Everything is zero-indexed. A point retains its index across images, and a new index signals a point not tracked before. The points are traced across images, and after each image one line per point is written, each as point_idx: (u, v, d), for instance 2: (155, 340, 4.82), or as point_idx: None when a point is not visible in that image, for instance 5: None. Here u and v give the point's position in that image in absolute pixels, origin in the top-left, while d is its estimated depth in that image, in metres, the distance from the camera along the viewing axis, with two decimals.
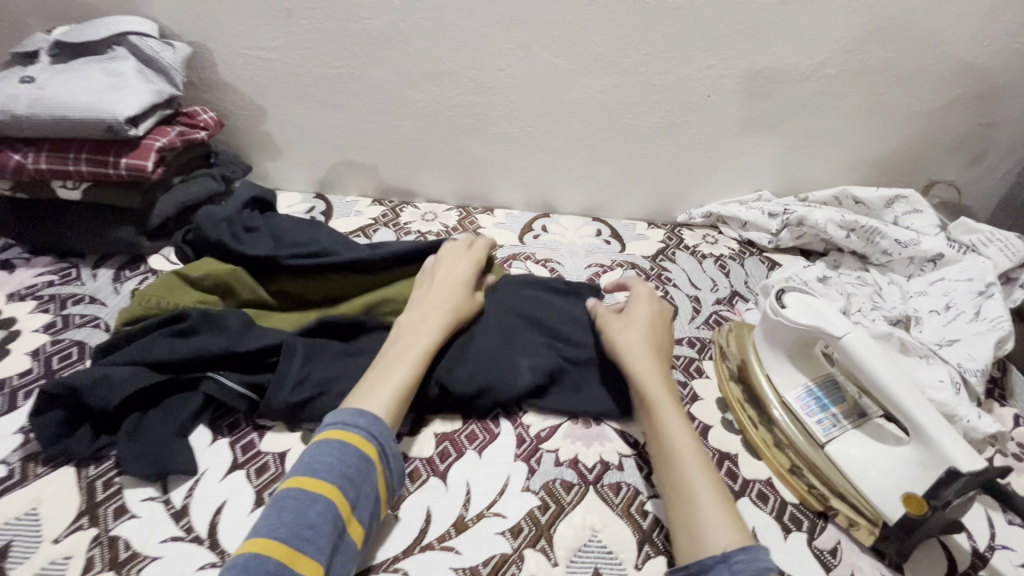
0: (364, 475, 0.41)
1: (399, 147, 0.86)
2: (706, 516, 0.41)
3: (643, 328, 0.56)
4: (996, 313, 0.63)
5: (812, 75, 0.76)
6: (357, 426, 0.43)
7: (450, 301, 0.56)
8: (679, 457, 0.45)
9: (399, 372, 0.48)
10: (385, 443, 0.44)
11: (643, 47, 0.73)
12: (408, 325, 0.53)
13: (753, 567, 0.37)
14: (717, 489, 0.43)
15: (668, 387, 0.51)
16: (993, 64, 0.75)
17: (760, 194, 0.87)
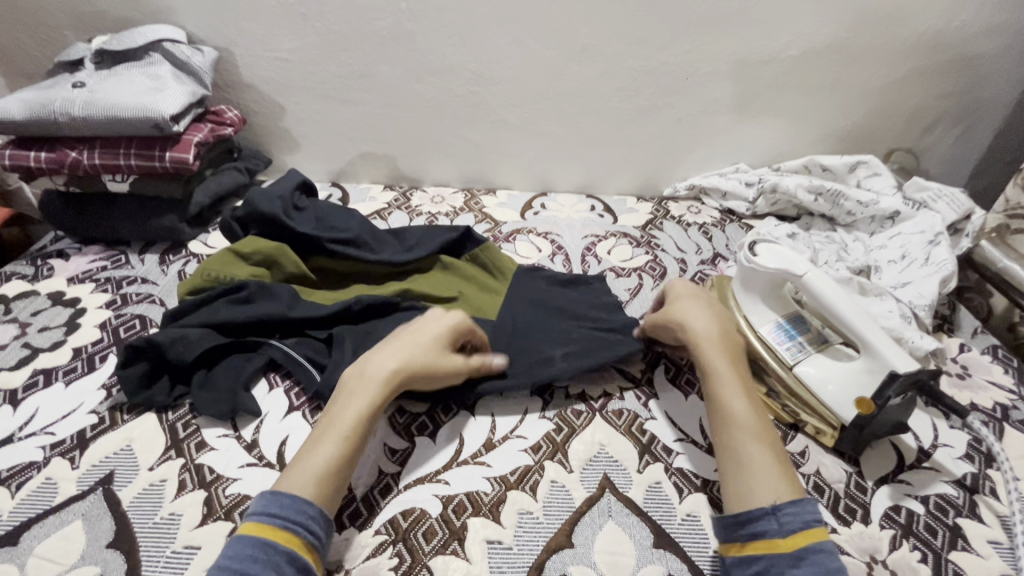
0: (260, 560, 0.39)
1: (407, 137, 0.93)
2: (759, 478, 0.45)
3: (712, 313, 0.58)
4: (942, 258, 0.73)
5: (779, 57, 0.84)
6: (251, 514, 0.42)
7: (397, 353, 0.52)
8: (737, 426, 0.48)
9: (326, 443, 0.46)
10: (290, 516, 0.42)
11: (626, 37, 0.81)
12: (347, 387, 0.50)
13: (799, 519, 0.42)
14: (768, 453, 0.47)
15: (731, 360, 0.54)
16: (938, 41, 0.83)
17: (737, 166, 0.96)
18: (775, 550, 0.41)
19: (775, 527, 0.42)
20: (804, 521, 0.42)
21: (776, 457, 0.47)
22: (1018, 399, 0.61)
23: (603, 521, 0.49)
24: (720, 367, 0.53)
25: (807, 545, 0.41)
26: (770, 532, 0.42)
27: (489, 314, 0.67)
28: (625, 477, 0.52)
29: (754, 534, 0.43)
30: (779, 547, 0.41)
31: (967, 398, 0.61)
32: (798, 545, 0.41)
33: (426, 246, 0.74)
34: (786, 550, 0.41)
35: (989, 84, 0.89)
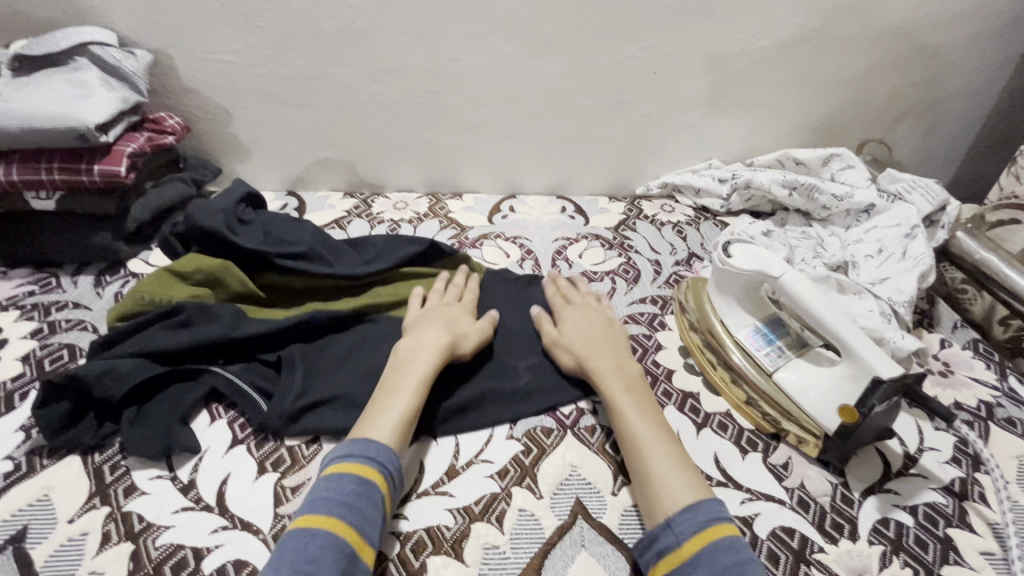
0: (364, 498, 0.42)
1: (366, 141, 0.89)
2: (665, 488, 0.44)
3: (600, 334, 0.58)
4: (920, 252, 0.71)
5: (747, 49, 0.82)
6: (350, 455, 0.44)
7: (450, 328, 0.57)
8: (639, 441, 0.48)
9: (399, 397, 0.49)
10: (384, 462, 0.45)
11: (590, 31, 0.78)
12: (402, 354, 0.53)
13: (691, 524, 0.41)
14: (673, 461, 0.46)
15: (627, 378, 0.53)
16: (907, 29, 0.82)
17: (710, 162, 0.93)
18: (675, 563, 0.40)
19: (673, 540, 0.41)
20: (697, 525, 0.41)
21: (682, 462, 0.46)
22: (1002, 396, 0.59)
23: (575, 552, 0.45)
24: (613, 388, 0.52)
25: (703, 548, 0.40)
26: (668, 545, 0.41)
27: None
28: (599, 501, 0.48)
29: (659, 552, 0.42)
30: (682, 556, 0.40)
31: (951, 397, 0.59)
32: (693, 550, 0.40)
33: (384, 259, 0.70)
34: (684, 558, 0.40)
35: (957, 72, 0.88)
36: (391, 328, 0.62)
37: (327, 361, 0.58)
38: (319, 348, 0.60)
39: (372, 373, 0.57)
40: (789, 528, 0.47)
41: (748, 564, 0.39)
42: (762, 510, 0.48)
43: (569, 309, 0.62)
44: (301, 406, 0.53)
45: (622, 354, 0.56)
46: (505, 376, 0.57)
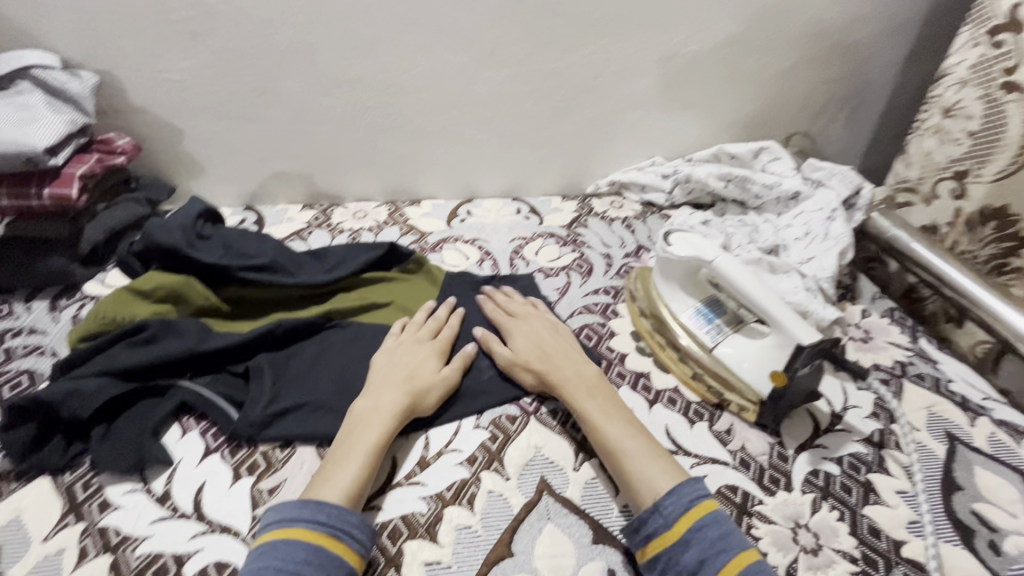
0: (313, 565, 0.41)
1: (321, 153, 0.90)
2: (643, 477, 0.48)
3: (556, 341, 0.61)
4: (839, 232, 0.78)
5: (678, 53, 0.88)
6: (299, 519, 0.44)
7: (407, 386, 0.54)
8: (609, 439, 0.51)
9: (352, 462, 0.48)
10: (337, 524, 0.44)
11: (532, 40, 0.83)
12: (359, 416, 0.52)
13: (679, 506, 0.46)
14: (647, 450, 0.50)
15: (586, 381, 0.56)
16: (820, 31, 0.89)
17: (653, 159, 0.99)
18: (667, 545, 0.44)
19: (662, 522, 0.45)
20: (683, 507, 0.46)
21: (655, 449, 0.51)
22: (914, 355, 0.67)
23: (542, 525, 0.48)
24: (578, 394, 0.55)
25: (692, 526, 0.45)
26: (658, 527, 0.45)
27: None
28: (562, 478, 0.52)
29: (648, 535, 0.45)
30: (671, 537, 0.44)
31: (870, 359, 0.66)
32: (683, 530, 0.45)
33: (348, 265, 0.73)
34: (675, 539, 0.44)
35: (868, 69, 0.96)
36: (359, 333, 0.65)
37: (295, 368, 0.60)
38: (286, 356, 0.61)
39: (341, 377, 0.59)
40: (733, 486, 0.52)
41: (731, 535, 0.44)
42: (708, 473, 0.53)
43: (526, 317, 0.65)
44: (272, 412, 0.55)
45: (585, 360, 0.59)
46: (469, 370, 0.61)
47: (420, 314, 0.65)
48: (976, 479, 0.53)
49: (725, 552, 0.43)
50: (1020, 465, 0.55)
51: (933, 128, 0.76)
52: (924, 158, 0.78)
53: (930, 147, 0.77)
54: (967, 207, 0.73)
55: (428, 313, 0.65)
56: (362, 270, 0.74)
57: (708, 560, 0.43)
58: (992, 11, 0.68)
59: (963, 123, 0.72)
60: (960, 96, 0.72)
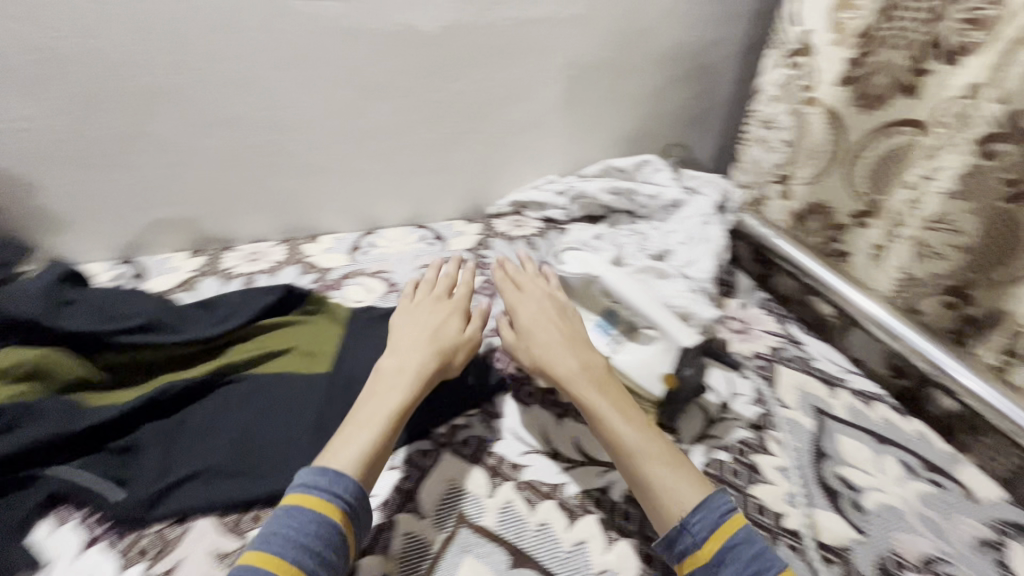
0: (324, 540, 0.43)
1: (205, 196, 0.85)
2: (665, 490, 0.48)
3: (559, 331, 0.60)
4: (715, 234, 0.87)
5: (559, 78, 0.93)
6: (315, 488, 0.46)
7: (435, 347, 0.58)
8: (627, 446, 0.51)
9: (367, 428, 0.50)
10: (352, 500, 0.46)
11: (417, 71, 0.84)
12: (384, 377, 0.55)
13: (708, 523, 0.46)
14: (665, 458, 0.50)
15: (597, 380, 0.56)
16: (681, 54, 0.99)
17: (547, 177, 1.04)
18: (699, 564, 0.45)
19: (691, 542, 0.46)
20: (712, 524, 0.46)
21: (672, 457, 0.51)
22: (785, 340, 0.75)
23: (460, 559, 0.49)
24: (589, 396, 0.54)
25: (723, 545, 0.45)
26: (690, 547, 0.46)
27: (322, 371, 0.66)
28: (478, 507, 0.53)
29: (681, 552, 0.46)
30: (703, 557, 0.45)
31: (750, 349, 0.73)
32: (715, 549, 0.45)
33: (241, 315, 0.69)
34: (707, 559, 0.45)
35: (727, 85, 1.07)
36: (258, 387, 0.62)
37: (189, 435, 0.56)
38: (177, 423, 0.57)
39: (242, 438, 0.56)
40: None
41: (765, 556, 0.45)
42: (616, 478, 0.56)
43: (521, 298, 0.65)
44: (163, 487, 0.51)
45: (588, 351, 0.59)
46: None
47: (429, 273, 0.69)
48: (839, 446, 0.61)
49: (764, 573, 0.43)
50: (872, 428, 0.63)
51: (756, 138, 0.92)
52: (756, 165, 0.93)
53: (754, 154, 0.93)
54: (794, 205, 0.88)
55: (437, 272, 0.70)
56: (259, 319, 0.70)
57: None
58: (786, 38, 0.84)
59: (778, 133, 0.87)
60: (775, 111, 0.87)
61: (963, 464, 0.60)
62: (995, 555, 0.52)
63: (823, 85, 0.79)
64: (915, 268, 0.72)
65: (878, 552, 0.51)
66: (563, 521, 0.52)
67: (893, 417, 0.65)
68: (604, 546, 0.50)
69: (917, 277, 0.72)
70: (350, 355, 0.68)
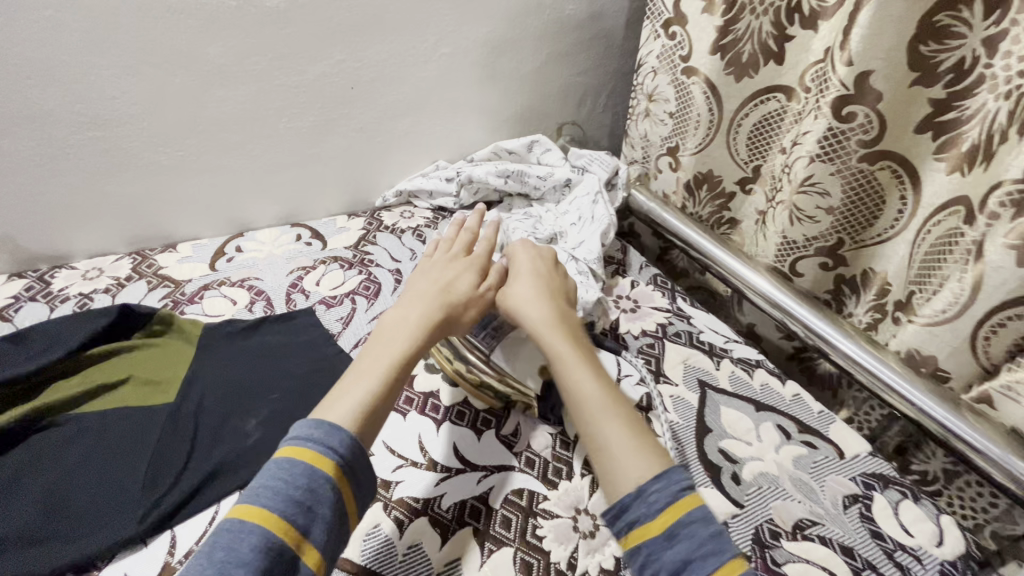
0: (316, 496, 0.39)
1: (19, 208, 0.73)
2: (619, 455, 0.47)
3: (548, 292, 0.59)
4: (603, 213, 0.84)
5: (433, 57, 0.87)
6: (310, 441, 0.41)
7: (443, 300, 0.56)
8: (590, 403, 0.50)
9: (361, 383, 0.47)
10: (347, 453, 0.42)
11: (266, 53, 0.75)
12: (388, 330, 0.53)
13: (665, 495, 0.43)
14: (627, 425, 0.49)
15: (577, 342, 0.55)
16: (561, 28, 0.95)
17: (436, 164, 0.98)
18: (649, 534, 0.42)
19: (646, 511, 0.43)
20: (670, 496, 0.43)
21: (636, 429, 0.49)
22: (673, 315, 0.75)
23: None
24: (563, 349, 0.54)
25: (678, 519, 0.42)
26: (642, 516, 0.43)
27: (163, 402, 0.57)
28: None
29: (630, 522, 0.43)
30: (654, 526, 0.42)
31: (639, 328, 0.72)
32: (668, 523, 0.42)
33: (60, 347, 0.59)
34: (660, 530, 0.42)
35: (614, 59, 1.04)
36: (78, 430, 0.53)
37: None
38: None
39: (53, 495, 0.48)
40: (519, 489, 0.52)
41: (719, 537, 0.42)
42: (495, 482, 0.53)
43: (519, 250, 0.64)
44: None
45: (566, 316, 0.58)
46: (231, 439, 0.55)
47: (449, 234, 0.66)
48: (721, 419, 0.61)
49: (713, 555, 0.40)
50: (753, 395, 0.64)
51: (643, 112, 0.88)
52: (645, 138, 0.90)
53: (645, 128, 0.90)
54: (683, 175, 0.86)
55: (456, 228, 0.67)
56: (85, 349, 0.60)
57: (693, 558, 0.40)
58: (662, 7, 0.78)
59: (663, 105, 0.84)
60: (656, 83, 0.83)
61: (835, 423, 0.61)
62: (861, 509, 0.53)
63: (698, 55, 0.75)
64: (790, 231, 0.73)
65: (755, 523, 0.51)
66: (436, 540, 0.48)
67: (772, 382, 0.66)
68: (480, 561, 0.47)
69: (796, 239, 0.73)
70: (199, 379, 0.60)
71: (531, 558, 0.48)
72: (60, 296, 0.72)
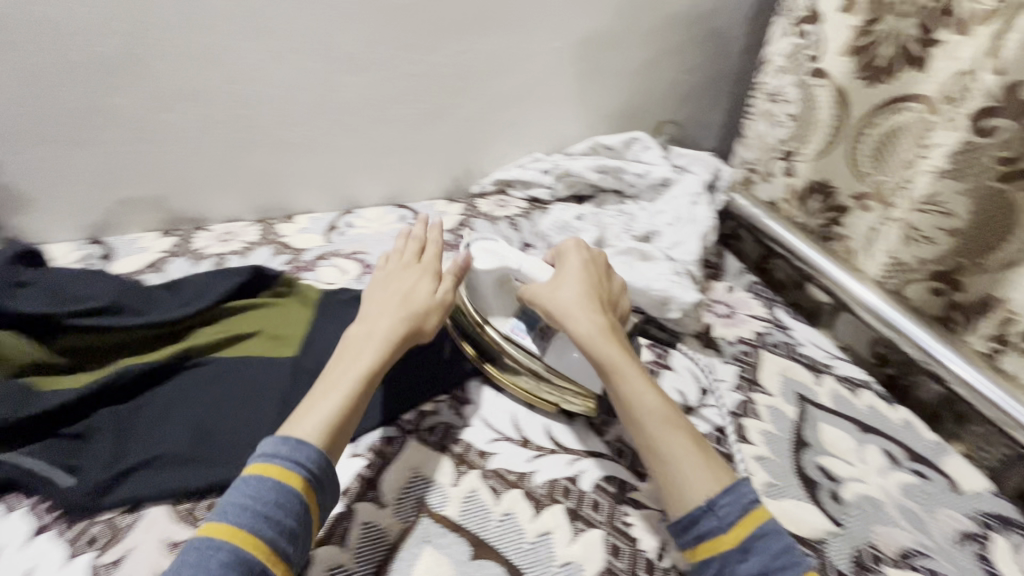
0: (283, 511, 0.41)
1: (174, 174, 0.82)
2: (684, 469, 0.47)
3: (592, 292, 0.57)
4: (704, 216, 0.84)
5: (543, 51, 0.89)
6: (276, 457, 0.43)
7: (404, 312, 0.54)
8: (648, 415, 0.50)
9: (331, 402, 0.48)
10: (313, 469, 0.44)
11: (392, 42, 0.80)
12: (353, 343, 0.52)
13: (736, 507, 0.45)
14: (683, 437, 0.49)
15: (624, 347, 0.54)
16: (672, 25, 0.94)
17: (533, 155, 1.00)
18: (721, 547, 0.44)
19: (716, 524, 0.44)
20: (741, 509, 0.45)
21: (692, 439, 0.49)
22: (771, 326, 0.72)
23: (420, 548, 0.47)
24: (616, 358, 0.52)
25: (750, 533, 0.44)
26: (715, 530, 0.44)
27: (288, 355, 0.63)
28: (441, 496, 0.51)
29: (698, 536, 0.45)
30: (728, 539, 0.44)
31: (735, 334, 0.70)
32: (741, 536, 0.44)
33: (206, 296, 0.67)
34: (733, 543, 0.44)
35: (725, 58, 1.01)
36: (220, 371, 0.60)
37: (146, 422, 0.55)
38: (135, 406, 0.56)
39: (200, 423, 0.55)
40: (608, 476, 0.54)
41: (789, 549, 0.43)
42: (586, 467, 0.54)
43: (561, 247, 0.61)
44: (113, 476, 0.50)
45: (609, 319, 0.56)
46: None
47: (397, 240, 0.63)
48: (821, 434, 0.59)
49: (790, 567, 0.42)
50: (857, 415, 0.61)
51: (762, 113, 0.86)
52: (761, 140, 0.87)
53: (759, 129, 0.87)
54: (797, 183, 0.83)
55: (407, 235, 0.63)
56: (226, 301, 0.68)
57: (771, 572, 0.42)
58: (794, 5, 0.77)
59: (784, 107, 0.81)
60: (780, 82, 0.81)
61: (950, 454, 0.58)
62: (976, 548, 0.50)
63: (829, 56, 0.74)
64: (901, 251, 0.69)
65: (854, 544, 0.49)
66: (529, 512, 0.50)
67: (878, 404, 0.63)
68: (570, 537, 0.48)
69: (908, 261, 0.69)
70: (319, 338, 0.66)
71: (620, 542, 0.49)
72: (200, 255, 0.81)
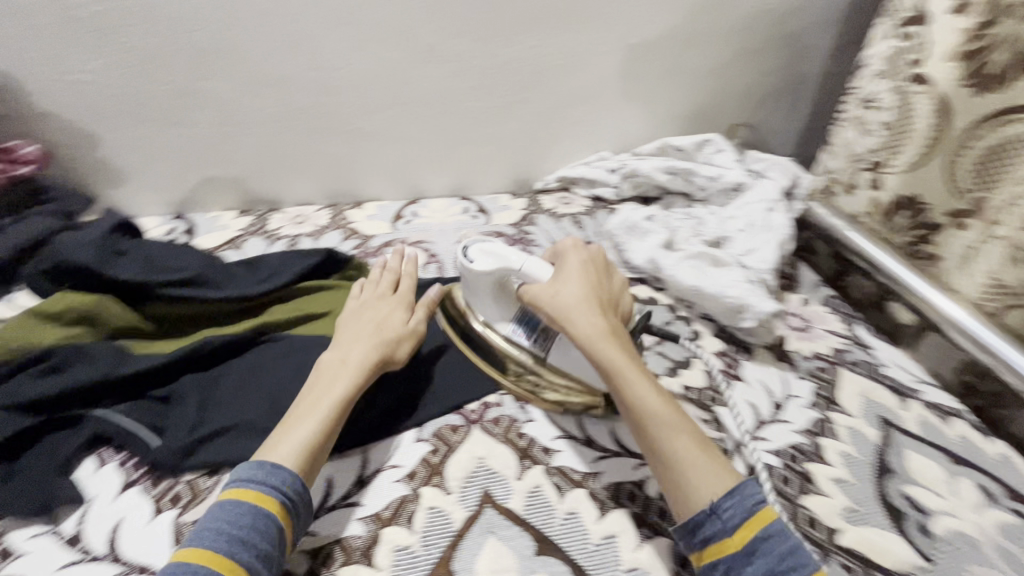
0: (258, 534, 0.41)
1: (255, 157, 0.86)
2: (691, 476, 0.43)
3: (591, 289, 0.51)
4: (780, 224, 0.80)
5: (620, 48, 0.87)
6: (252, 481, 0.43)
7: (378, 339, 0.55)
8: (650, 417, 0.46)
9: (306, 425, 0.47)
10: (288, 492, 0.43)
11: (469, 35, 0.80)
12: (325, 369, 0.52)
13: (741, 510, 0.41)
14: (690, 440, 0.45)
15: (625, 346, 0.49)
16: (757, 24, 0.90)
17: (600, 154, 0.99)
18: (727, 549, 0.41)
19: (720, 528, 0.41)
20: (746, 511, 0.41)
21: (699, 441, 0.46)
22: (850, 343, 0.68)
23: (483, 538, 0.47)
24: (618, 359, 0.48)
25: (755, 535, 0.40)
26: (720, 533, 0.41)
27: None
28: (505, 488, 0.51)
29: (704, 539, 0.42)
30: (733, 544, 0.41)
31: (811, 349, 0.67)
32: (746, 538, 0.40)
33: (284, 273, 0.69)
34: (738, 546, 0.40)
35: (810, 60, 0.97)
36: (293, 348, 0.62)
37: (226, 390, 0.57)
38: (216, 374, 0.59)
39: (275, 394, 0.57)
40: None
41: (797, 550, 0.40)
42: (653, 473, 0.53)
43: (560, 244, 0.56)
44: (196, 439, 0.53)
45: (610, 316, 0.51)
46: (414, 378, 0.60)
47: (374, 271, 0.64)
48: (907, 462, 0.55)
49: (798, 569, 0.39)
50: (948, 445, 0.57)
51: (854, 119, 0.81)
52: (848, 148, 0.83)
53: (849, 136, 0.83)
54: (884, 195, 0.78)
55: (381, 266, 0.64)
56: (302, 279, 0.70)
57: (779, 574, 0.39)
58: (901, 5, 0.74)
59: (879, 114, 0.77)
60: (876, 87, 0.78)
61: None
62: None
63: (934, 60, 0.69)
64: (1003, 273, 0.64)
65: None
66: (594, 513, 0.49)
67: (972, 435, 0.58)
68: (636, 543, 0.47)
69: (1010, 283, 0.63)
70: None
71: None
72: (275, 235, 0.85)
